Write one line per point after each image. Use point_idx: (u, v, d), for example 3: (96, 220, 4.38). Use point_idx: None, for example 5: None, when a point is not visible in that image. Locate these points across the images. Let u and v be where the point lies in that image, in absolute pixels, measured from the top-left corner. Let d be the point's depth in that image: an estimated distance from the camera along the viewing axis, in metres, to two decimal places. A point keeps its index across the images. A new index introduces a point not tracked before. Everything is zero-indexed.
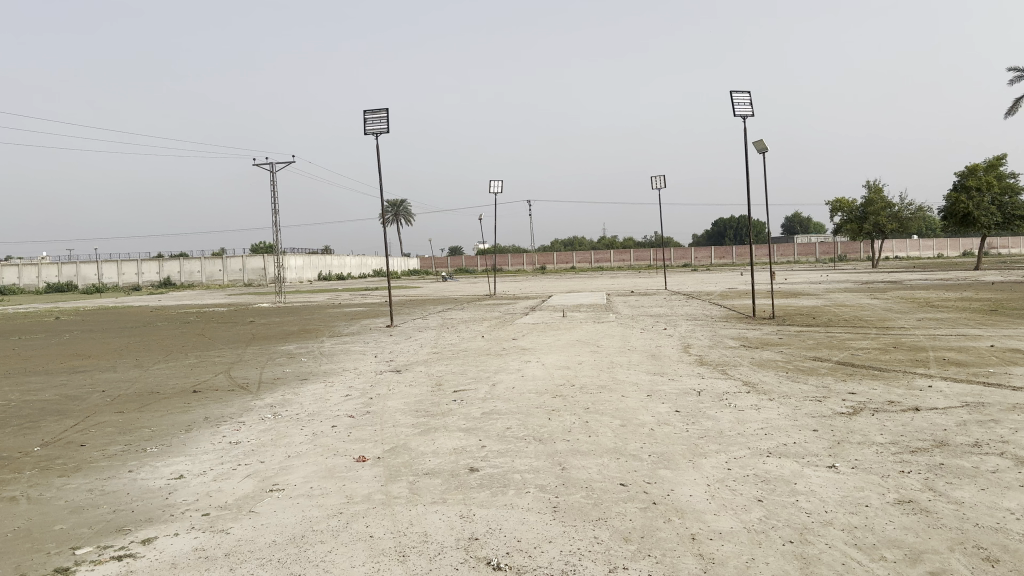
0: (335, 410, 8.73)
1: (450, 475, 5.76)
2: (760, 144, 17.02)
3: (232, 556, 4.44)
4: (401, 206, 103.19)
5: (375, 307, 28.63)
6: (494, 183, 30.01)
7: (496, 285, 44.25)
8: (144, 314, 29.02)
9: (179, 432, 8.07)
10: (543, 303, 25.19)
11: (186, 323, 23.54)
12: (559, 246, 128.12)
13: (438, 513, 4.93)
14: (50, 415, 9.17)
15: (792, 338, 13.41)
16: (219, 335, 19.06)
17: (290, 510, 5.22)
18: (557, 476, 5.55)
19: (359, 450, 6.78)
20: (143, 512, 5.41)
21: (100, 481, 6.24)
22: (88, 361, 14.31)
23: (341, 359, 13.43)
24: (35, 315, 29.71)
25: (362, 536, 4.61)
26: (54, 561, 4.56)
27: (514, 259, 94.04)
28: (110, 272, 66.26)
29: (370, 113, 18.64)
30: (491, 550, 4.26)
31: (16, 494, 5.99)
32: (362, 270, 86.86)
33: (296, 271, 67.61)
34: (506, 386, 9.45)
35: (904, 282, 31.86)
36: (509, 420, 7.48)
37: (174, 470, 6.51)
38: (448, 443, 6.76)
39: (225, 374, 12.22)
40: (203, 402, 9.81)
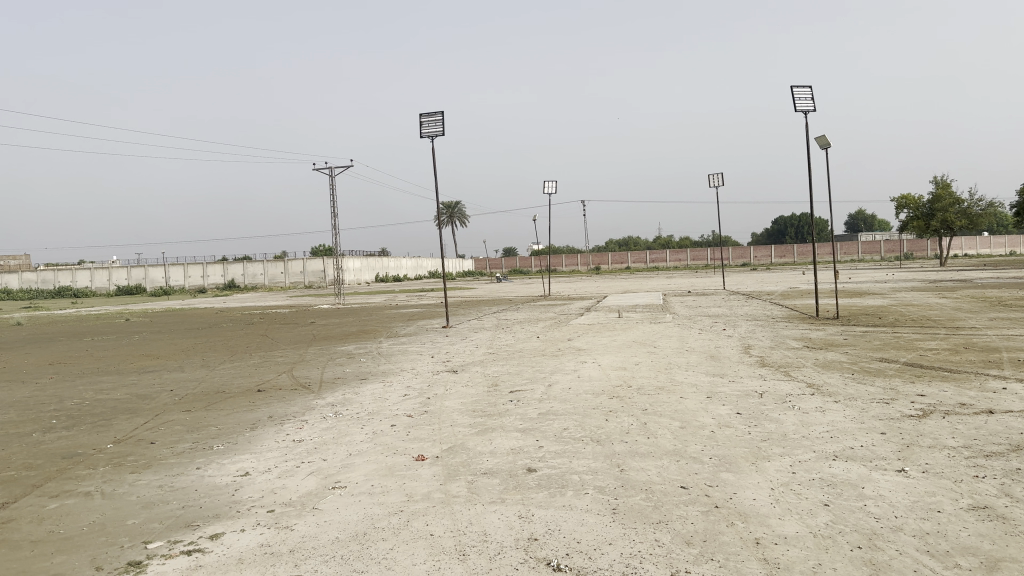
0: (394, 409, 8.84)
1: (508, 475, 5.77)
2: (823, 140, 16.63)
3: (297, 552, 4.52)
4: (455, 207, 104.03)
5: (431, 308, 28.93)
6: (549, 183, 29.96)
7: (551, 285, 44.28)
8: (209, 315, 29.92)
9: (244, 430, 8.28)
10: (599, 303, 25.11)
11: (249, 324, 24.18)
12: (614, 246, 127.40)
13: (497, 513, 4.94)
14: (122, 413, 9.50)
15: (857, 338, 13.09)
16: (282, 336, 19.51)
17: (352, 508, 5.30)
18: (616, 477, 5.51)
19: (418, 450, 6.84)
20: (211, 508, 5.56)
21: (169, 478, 6.44)
22: (158, 361, 14.79)
23: (399, 359, 13.62)
24: (108, 316, 30.92)
25: (422, 534, 4.65)
26: (127, 554, 4.72)
27: (569, 260, 93.86)
28: (177, 275, 68.44)
29: (426, 116, 18.83)
30: (551, 551, 4.25)
31: (91, 489, 6.23)
32: (418, 271, 87.85)
33: (354, 272, 68.80)
34: (563, 386, 9.43)
35: (977, 281, 30.73)
36: (567, 420, 7.47)
37: (239, 467, 6.68)
38: (506, 443, 6.78)
39: (287, 374, 12.50)
40: (267, 401, 10.04)
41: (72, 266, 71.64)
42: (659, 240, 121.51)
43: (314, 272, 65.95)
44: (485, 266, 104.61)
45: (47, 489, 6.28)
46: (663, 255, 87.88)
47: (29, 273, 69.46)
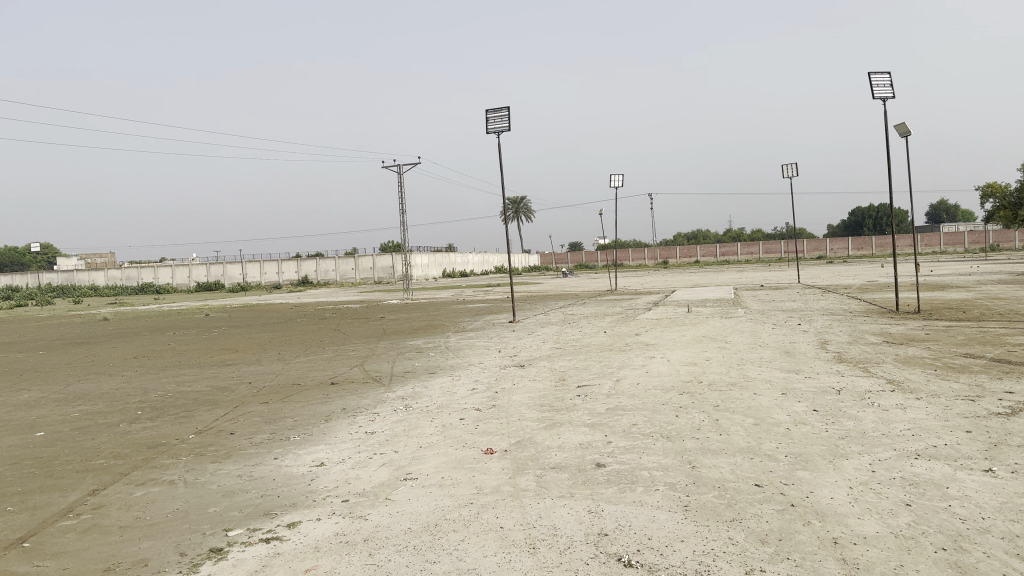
0: (462, 403, 8.93)
1: (577, 470, 5.75)
2: (902, 127, 16.03)
3: (370, 541, 4.61)
4: (521, 202, 104.35)
5: (498, 303, 29.09)
6: (616, 176, 29.71)
7: (618, 280, 44.03)
8: (283, 310, 30.75)
9: (318, 422, 8.48)
10: (668, 298, 24.79)
11: (322, 319, 24.76)
12: (682, 239, 125.73)
13: (566, 507, 4.94)
14: (203, 405, 9.85)
15: (939, 333, 12.58)
16: (353, 331, 19.91)
17: (423, 499, 5.37)
18: (687, 474, 5.44)
19: (486, 443, 6.89)
20: (288, 497, 5.72)
21: (248, 467, 6.65)
22: (236, 354, 15.29)
23: (467, 354, 13.72)
24: (189, 312, 32.15)
25: (492, 527, 4.68)
26: (209, 541, 4.89)
27: (636, 254, 93.06)
28: (254, 272, 70.55)
29: (492, 111, 18.90)
30: (622, 546, 4.22)
31: (175, 477, 6.48)
32: (484, 267, 88.41)
33: (422, 268, 69.68)
34: (632, 381, 9.35)
35: None
36: (636, 416, 7.40)
37: (315, 458, 6.85)
38: (574, 438, 6.75)
39: (359, 367, 12.75)
40: (340, 394, 10.27)
41: (155, 264, 74.56)
42: (728, 233, 119.21)
43: (383, 268, 67.13)
44: (551, 261, 104.52)
45: (134, 477, 6.56)
46: (734, 248, 86.27)
47: (115, 271, 72.56)
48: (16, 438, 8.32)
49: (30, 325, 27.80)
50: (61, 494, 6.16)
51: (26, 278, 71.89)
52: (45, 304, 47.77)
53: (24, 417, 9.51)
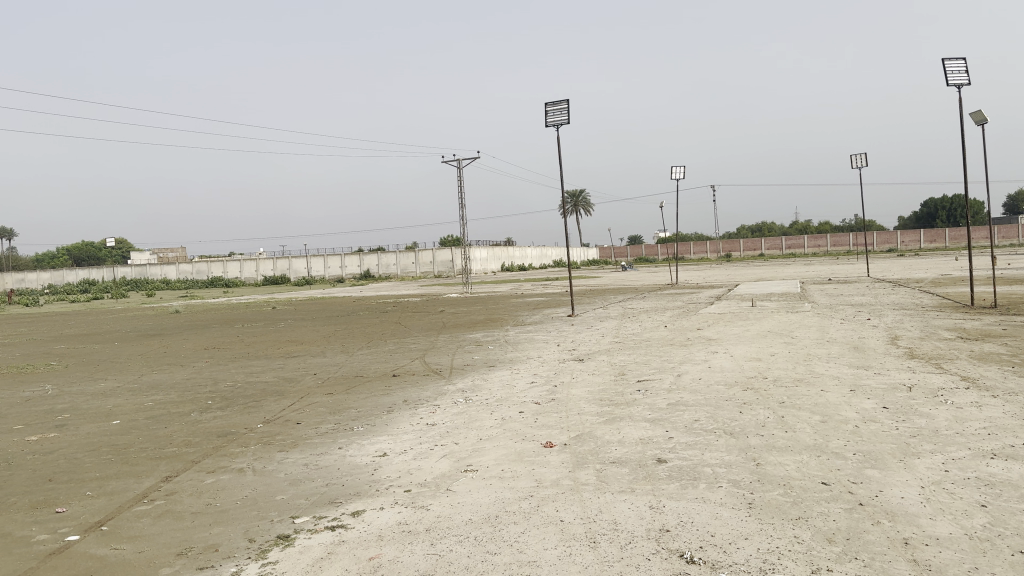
0: (522, 396, 8.96)
1: (638, 465, 5.73)
2: (978, 115, 15.41)
3: (432, 531, 4.68)
4: (580, 196, 104.04)
5: (557, 297, 29.08)
6: (676, 169, 29.32)
7: (678, 273, 43.51)
8: (346, 304, 31.31)
9: (381, 413, 8.64)
10: (730, 292, 24.37)
11: (383, 312, 25.16)
12: (745, 232, 123.60)
13: (627, 502, 4.92)
14: (270, 395, 10.12)
15: (1018, 329, 12.08)
16: (414, 323, 20.18)
17: (483, 490, 5.42)
18: (751, 471, 5.35)
19: (546, 437, 6.90)
20: (352, 486, 5.85)
21: (314, 457, 6.81)
22: (301, 346, 15.66)
23: (526, 347, 13.77)
24: (257, 305, 33.03)
25: (552, 520, 4.69)
26: (277, 528, 5.03)
27: (698, 247, 91.83)
28: (318, 265, 71.97)
29: (551, 105, 18.85)
30: (684, 543, 4.19)
31: (243, 465, 6.68)
32: (543, 261, 88.50)
33: (481, 262, 70.14)
34: (694, 377, 9.24)
35: None
36: (698, 412, 7.30)
37: (378, 448, 6.97)
38: (635, 433, 6.71)
39: (420, 360, 12.91)
40: (402, 385, 10.43)
41: (223, 258, 76.73)
42: (793, 226, 116.53)
43: (442, 262, 67.76)
44: (610, 255, 103.87)
45: (205, 465, 6.78)
46: (799, 241, 84.42)
47: (185, 264, 74.83)
48: (94, 426, 8.69)
49: (107, 317, 28.94)
50: (137, 480, 6.42)
51: (103, 273, 74.77)
52: (122, 296, 49.70)
53: (102, 406, 9.92)
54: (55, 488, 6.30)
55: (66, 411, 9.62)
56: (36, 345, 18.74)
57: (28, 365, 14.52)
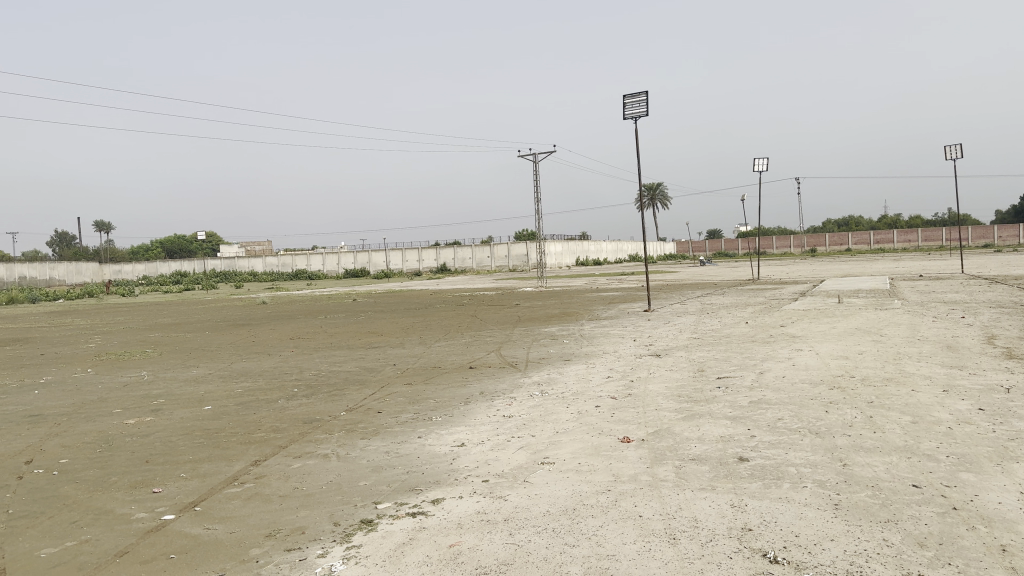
0: (598, 390, 8.94)
1: (719, 463, 5.65)
2: None
3: (510, 521, 4.74)
4: (658, 189, 102.93)
5: (633, 291, 28.83)
6: (759, 160, 28.59)
7: (760, 267, 42.49)
8: (423, 296, 31.76)
9: (459, 404, 8.76)
10: (814, 288, 23.66)
11: (460, 305, 25.43)
12: (830, 226, 120.00)
13: (708, 500, 4.86)
14: (352, 384, 10.40)
15: None
16: (490, 317, 20.38)
17: (560, 483, 5.45)
18: (838, 472, 5.21)
19: (623, 431, 6.87)
20: (432, 474, 5.96)
21: (395, 445, 6.97)
22: (381, 337, 16.01)
23: (602, 341, 13.73)
24: (338, 296, 33.83)
25: (630, 515, 4.68)
26: (360, 512, 5.18)
27: (781, 241, 89.67)
28: (396, 259, 73.22)
29: (630, 96, 18.66)
30: (767, 542, 4.12)
31: (328, 451, 6.90)
32: (619, 255, 88.01)
33: (556, 256, 70.27)
34: (777, 374, 9.03)
35: None
36: (782, 410, 7.15)
37: (456, 438, 7.08)
38: (715, 430, 6.62)
39: (496, 353, 13.02)
40: (479, 377, 10.56)
41: (305, 252, 78.87)
42: (881, 220, 112.12)
43: (518, 256, 68.07)
44: (687, 250, 102.41)
45: (291, 450, 7.01)
46: (888, 236, 81.44)
47: (270, 257, 77.37)
48: (187, 411, 9.10)
49: (198, 307, 30.21)
50: (228, 462, 6.70)
51: (194, 265, 77.87)
52: (212, 288, 51.75)
53: (194, 391, 10.38)
54: (152, 469, 6.63)
55: (161, 396, 10.10)
56: (134, 333, 19.73)
57: (126, 351, 15.30)
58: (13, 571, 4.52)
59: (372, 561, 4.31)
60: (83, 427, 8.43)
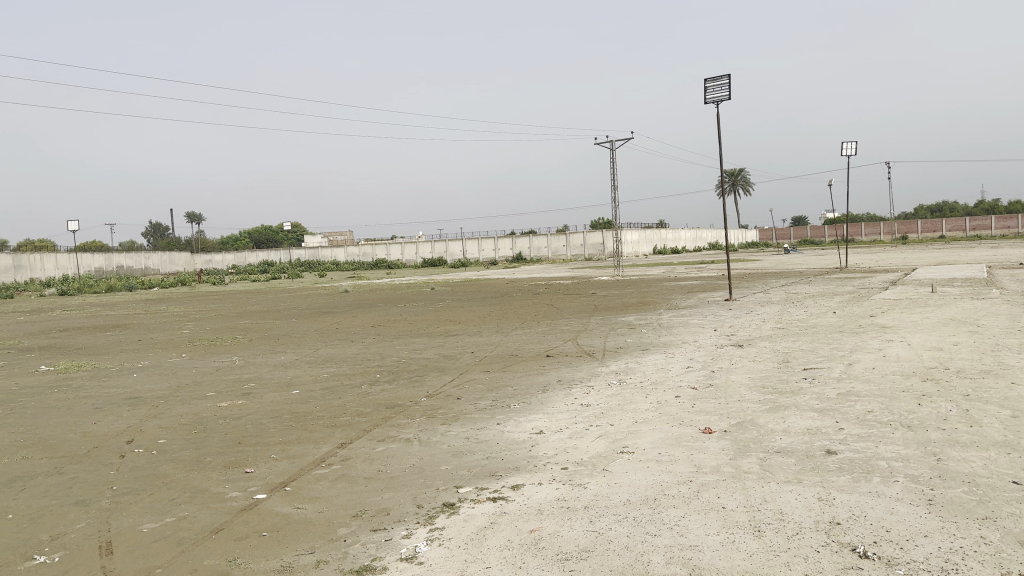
0: (678, 380, 8.86)
1: (805, 455, 5.52)
2: None
3: (590, 509, 4.76)
4: (739, 175, 100.67)
5: (713, 280, 28.34)
6: (847, 143, 27.57)
7: (848, 256, 41.05)
8: (499, 285, 31.94)
9: (537, 391, 8.83)
10: (906, 276, 22.73)
11: (536, 294, 25.51)
12: (922, 212, 115.01)
13: (794, 493, 4.76)
14: (432, 371, 10.60)
15: None
16: (567, 305, 20.38)
17: (641, 472, 5.44)
18: (931, 467, 5.03)
19: (704, 422, 6.79)
20: (512, 461, 6.03)
21: (474, 431, 7.07)
22: (459, 326, 16.20)
23: (680, 331, 13.57)
24: (416, 286, 34.36)
25: (713, 506, 4.63)
26: (442, 496, 5.29)
27: (870, 228, 86.37)
28: (473, 248, 73.89)
29: (711, 80, 18.29)
30: (856, 537, 4.02)
31: (410, 436, 7.06)
32: (697, 243, 86.52)
33: (633, 244, 69.72)
34: (866, 366, 8.73)
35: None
36: (871, 403, 6.93)
37: (534, 425, 7.14)
38: (801, 423, 6.46)
39: (574, 342, 13.02)
40: (556, 366, 10.59)
41: (384, 241, 80.32)
42: (978, 205, 106.66)
43: (594, 245, 67.77)
44: (771, 237, 99.80)
45: (375, 434, 7.21)
46: (986, 222, 77.43)
47: (351, 247, 79.27)
48: (276, 395, 9.44)
49: (284, 295, 31.20)
50: (316, 445, 6.94)
51: (279, 256, 80.20)
52: (297, 277, 53.43)
53: (282, 376, 10.76)
54: (244, 450, 6.92)
55: (251, 381, 10.50)
56: (225, 320, 20.58)
57: (218, 337, 15.97)
58: (119, 544, 4.81)
59: (455, 543, 4.40)
60: (180, 409, 8.85)
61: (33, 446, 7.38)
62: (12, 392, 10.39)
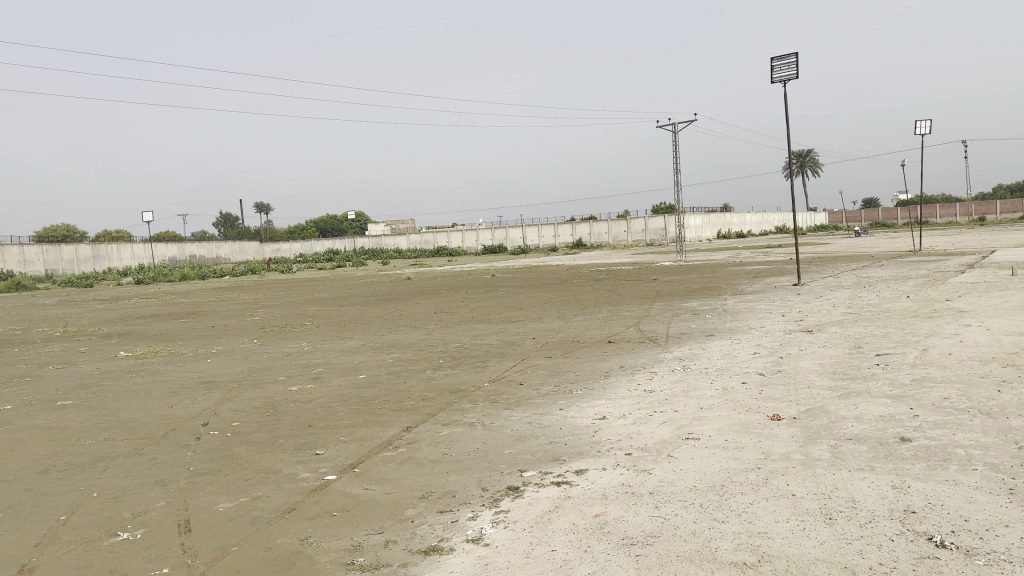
0: (745, 366, 8.74)
1: (877, 443, 5.39)
2: None
3: (656, 494, 4.74)
4: (807, 156, 98.01)
5: (781, 265, 27.81)
6: (923, 122, 26.56)
7: (922, 240, 39.64)
8: (561, 271, 31.98)
9: (600, 377, 8.82)
10: (985, 259, 21.87)
11: (597, 280, 25.42)
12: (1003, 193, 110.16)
13: (867, 480, 4.66)
14: (495, 356, 10.69)
15: None
16: (628, 291, 20.27)
17: (707, 459, 5.39)
18: (1014, 455, 4.84)
19: (772, 409, 6.67)
20: (575, 446, 6.05)
21: (537, 416, 7.11)
22: (520, 312, 16.30)
23: (746, 317, 13.36)
24: (477, 272, 34.72)
25: (783, 493, 4.56)
26: (506, 479, 5.35)
27: (945, 209, 83.25)
28: (533, 234, 74.14)
29: (778, 59, 17.84)
30: (933, 526, 3.91)
31: (474, 420, 7.13)
32: (763, 227, 84.79)
33: (695, 229, 68.83)
34: (942, 351, 8.44)
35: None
36: (948, 389, 6.71)
37: (597, 411, 7.14)
38: (874, 410, 6.30)
39: (635, 327, 12.96)
40: (619, 351, 10.57)
41: (445, 229, 81.14)
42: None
43: (656, 230, 67.14)
44: (840, 220, 97.16)
45: (439, 418, 7.32)
46: None
47: (413, 235, 80.24)
48: (343, 379, 9.67)
49: (349, 283, 31.76)
50: (383, 428, 7.08)
51: (343, 244, 81.80)
52: (361, 264, 54.46)
53: (349, 361, 11.01)
54: (314, 432, 7.11)
55: (320, 366, 10.78)
56: (293, 306, 21.19)
57: (287, 323, 16.41)
58: (197, 522, 5.00)
59: (520, 526, 4.45)
60: (252, 393, 9.15)
61: (115, 428, 7.72)
62: (94, 376, 10.91)
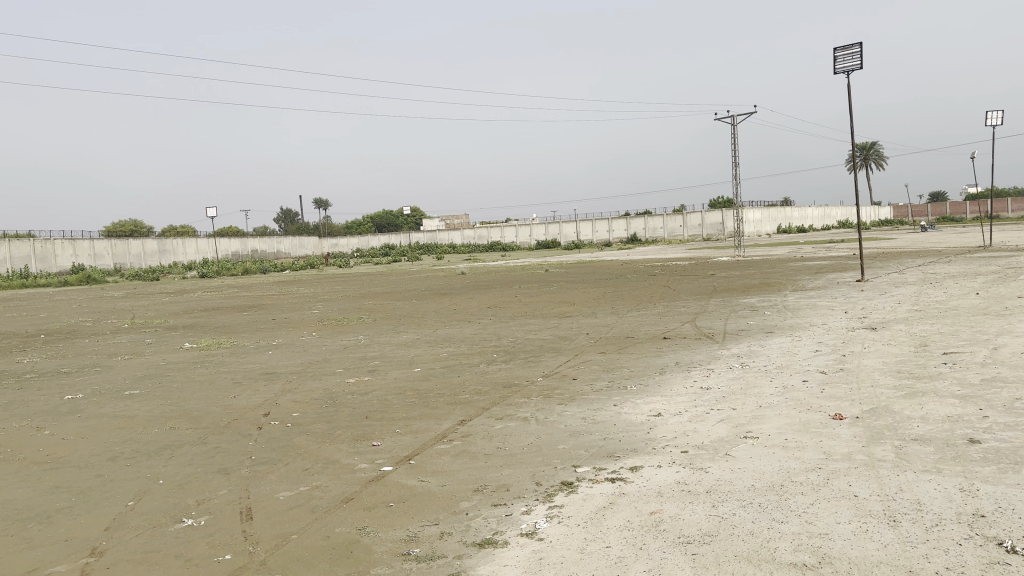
0: (805, 364, 8.55)
1: (945, 444, 5.22)
2: None
3: (713, 493, 4.69)
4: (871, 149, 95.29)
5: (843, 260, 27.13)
6: (995, 113, 25.55)
7: (993, 236, 38.16)
8: (615, 266, 31.78)
9: (655, 373, 8.75)
10: None
11: (653, 275, 25.18)
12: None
13: (933, 483, 4.52)
14: (549, 351, 10.69)
15: None
16: (684, 286, 20.05)
17: (765, 458, 5.30)
18: None
19: (834, 408, 6.52)
20: (630, 442, 6.02)
21: (591, 412, 7.09)
22: (574, 307, 16.26)
23: (806, 313, 13.08)
24: (531, 267, 34.76)
25: (844, 494, 4.46)
26: (561, 474, 5.35)
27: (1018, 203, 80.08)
28: (587, 229, 73.83)
29: (841, 49, 17.40)
30: (1003, 530, 3.78)
31: (527, 415, 7.14)
32: (824, 221, 82.80)
33: (754, 223, 67.61)
34: (1014, 351, 8.12)
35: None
36: (1020, 390, 6.45)
37: (653, 407, 7.08)
38: (941, 410, 6.11)
39: (691, 323, 12.81)
40: (674, 347, 10.46)
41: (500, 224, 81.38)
42: None
43: (712, 225, 66.15)
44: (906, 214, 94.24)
45: (494, 412, 7.36)
46: None
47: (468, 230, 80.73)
48: (399, 372, 9.79)
49: (406, 278, 32.12)
50: (437, 421, 7.15)
51: (400, 239, 82.77)
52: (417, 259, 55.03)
53: (405, 354, 11.15)
54: (371, 424, 7.22)
55: (376, 359, 10.94)
56: (351, 300, 21.54)
57: (345, 317, 16.69)
58: (258, 510, 5.14)
59: (575, 521, 4.45)
60: (311, 384, 9.34)
61: (181, 417, 7.97)
62: (161, 367, 11.27)
